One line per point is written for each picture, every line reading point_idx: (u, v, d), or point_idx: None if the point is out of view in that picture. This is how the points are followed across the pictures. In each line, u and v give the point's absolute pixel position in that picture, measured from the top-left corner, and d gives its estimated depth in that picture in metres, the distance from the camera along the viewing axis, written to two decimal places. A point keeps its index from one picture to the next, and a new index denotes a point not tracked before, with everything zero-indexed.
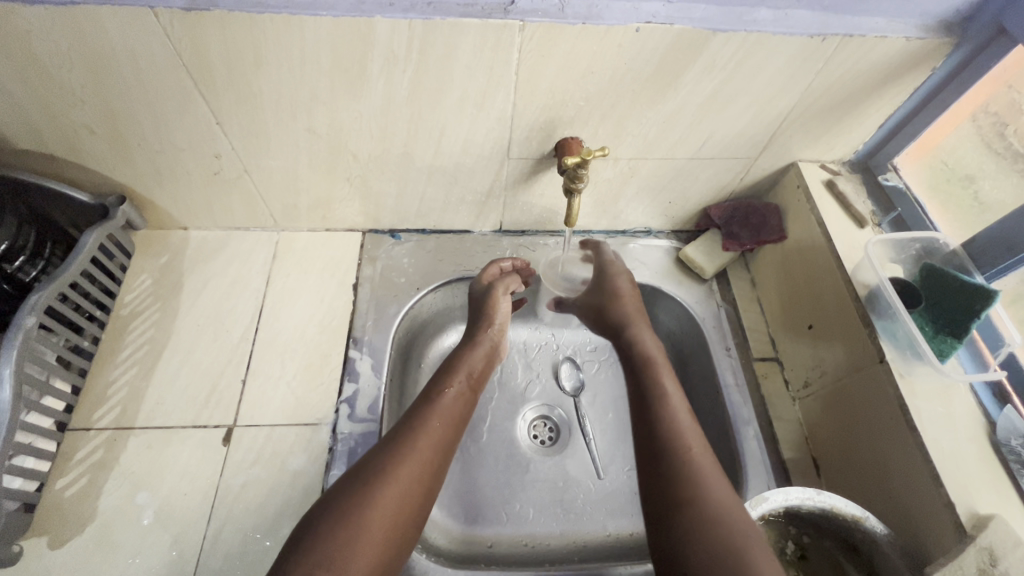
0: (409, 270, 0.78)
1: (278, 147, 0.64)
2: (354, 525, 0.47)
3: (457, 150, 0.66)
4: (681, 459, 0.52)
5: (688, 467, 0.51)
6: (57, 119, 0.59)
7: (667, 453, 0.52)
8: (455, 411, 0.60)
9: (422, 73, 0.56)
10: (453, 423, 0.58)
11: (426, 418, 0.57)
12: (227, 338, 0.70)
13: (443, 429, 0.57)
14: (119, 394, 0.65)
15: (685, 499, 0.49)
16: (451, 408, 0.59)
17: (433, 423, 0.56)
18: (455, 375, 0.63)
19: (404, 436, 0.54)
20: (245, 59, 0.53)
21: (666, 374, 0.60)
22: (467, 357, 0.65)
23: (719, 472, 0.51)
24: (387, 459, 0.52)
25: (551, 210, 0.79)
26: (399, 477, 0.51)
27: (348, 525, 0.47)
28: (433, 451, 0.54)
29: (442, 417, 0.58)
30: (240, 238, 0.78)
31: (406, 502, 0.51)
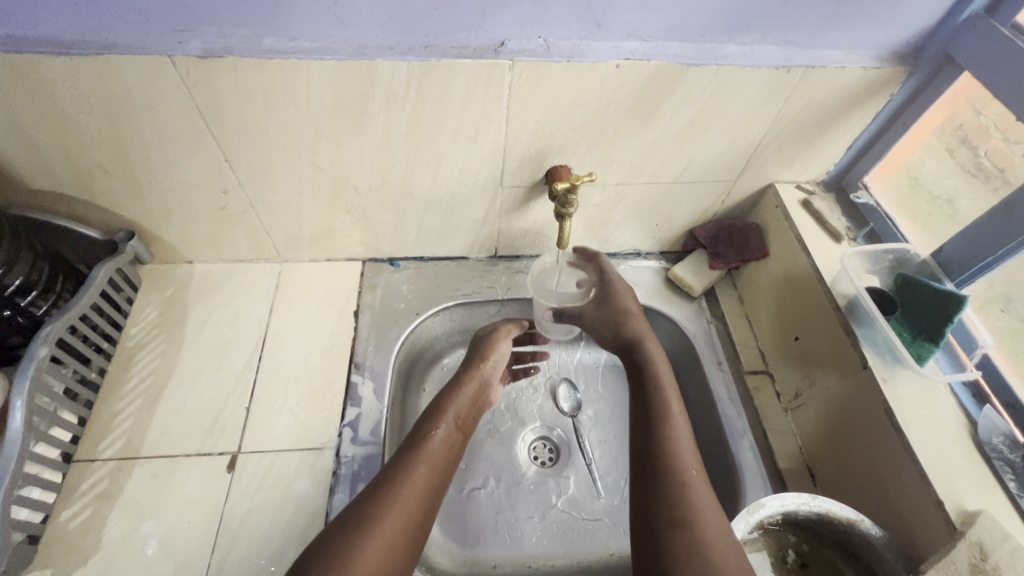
0: (409, 296, 0.80)
1: (284, 182, 0.68)
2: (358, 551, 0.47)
3: (452, 180, 0.70)
4: (679, 481, 0.53)
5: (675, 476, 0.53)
6: (73, 160, 0.62)
7: (668, 468, 0.54)
8: (442, 457, 0.59)
9: (419, 110, 0.60)
10: (443, 468, 0.58)
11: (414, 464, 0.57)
12: (231, 367, 0.72)
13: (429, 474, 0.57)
14: (124, 424, 0.66)
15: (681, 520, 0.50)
16: (435, 452, 0.59)
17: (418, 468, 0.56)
18: (443, 417, 0.63)
19: (394, 480, 0.54)
20: (255, 101, 0.57)
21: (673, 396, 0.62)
22: (456, 402, 0.66)
23: (709, 493, 0.53)
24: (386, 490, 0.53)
25: (544, 235, 0.82)
26: (399, 511, 0.52)
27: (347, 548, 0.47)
28: (417, 500, 0.54)
29: (427, 470, 0.57)
30: (244, 270, 0.81)
31: (398, 545, 0.50)
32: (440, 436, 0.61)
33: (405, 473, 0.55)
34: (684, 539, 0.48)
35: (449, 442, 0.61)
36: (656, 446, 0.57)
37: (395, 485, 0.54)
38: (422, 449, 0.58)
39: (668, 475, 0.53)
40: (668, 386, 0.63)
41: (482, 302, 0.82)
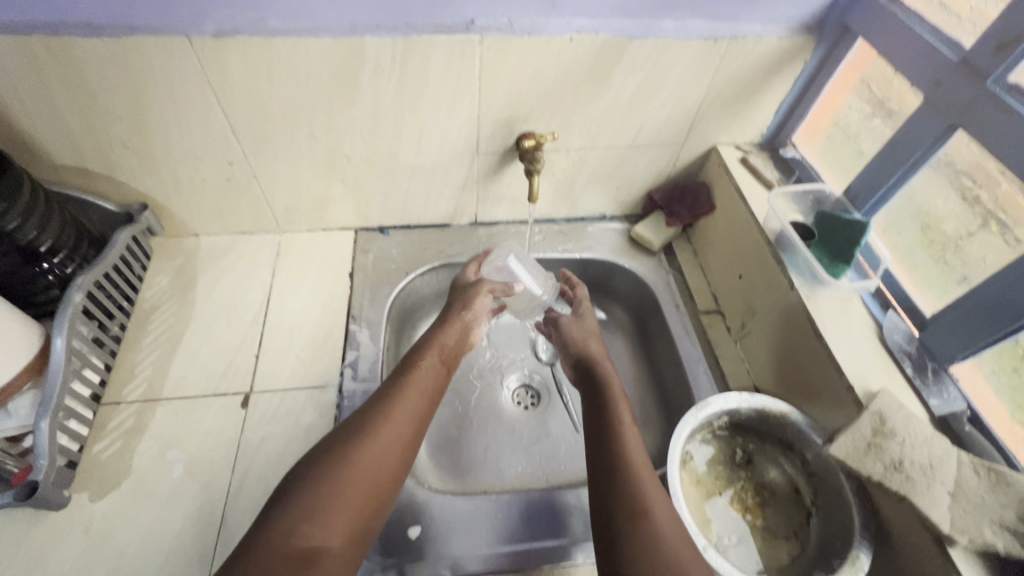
0: (398, 259, 0.89)
1: (284, 153, 0.76)
2: (327, 503, 0.52)
3: (434, 147, 0.79)
4: (628, 477, 0.56)
5: (633, 478, 0.56)
6: (97, 135, 0.70)
7: (620, 467, 0.57)
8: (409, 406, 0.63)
9: (403, 81, 0.69)
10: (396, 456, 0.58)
11: (384, 417, 0.60)
12: (240, 322, 0.79)
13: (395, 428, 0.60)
14: (146, 371, 0.73)
15: (641, 512, 0.52)
16: (403, 405, 0.62)
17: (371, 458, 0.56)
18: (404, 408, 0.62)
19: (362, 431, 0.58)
20: (260, 76, 0.66)
21: (625, 407, 0.66)
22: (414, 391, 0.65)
23: (658, 486, 0.56)
24: (351, 442, 0.57)
25: (518, 200, 0.92)
26: (364, 463, 0.56)
27: (317, 499, 0.51)
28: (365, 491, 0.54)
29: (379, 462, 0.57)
30: (247, 240, 0.89)
31: (368, 496, 0.55)
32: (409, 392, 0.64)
33: (373, 427, 0.59)
34: (642, 530, 0.51)
35: (419, 395, 0.65)
36: (613, 453, 0.59)
37: (361, 437, 0.57)
38: (390, 406, 0.62)
39: (626, 473, 0.56)
40: (619, 395, 0.68)
41: (464, 263, 0.92)
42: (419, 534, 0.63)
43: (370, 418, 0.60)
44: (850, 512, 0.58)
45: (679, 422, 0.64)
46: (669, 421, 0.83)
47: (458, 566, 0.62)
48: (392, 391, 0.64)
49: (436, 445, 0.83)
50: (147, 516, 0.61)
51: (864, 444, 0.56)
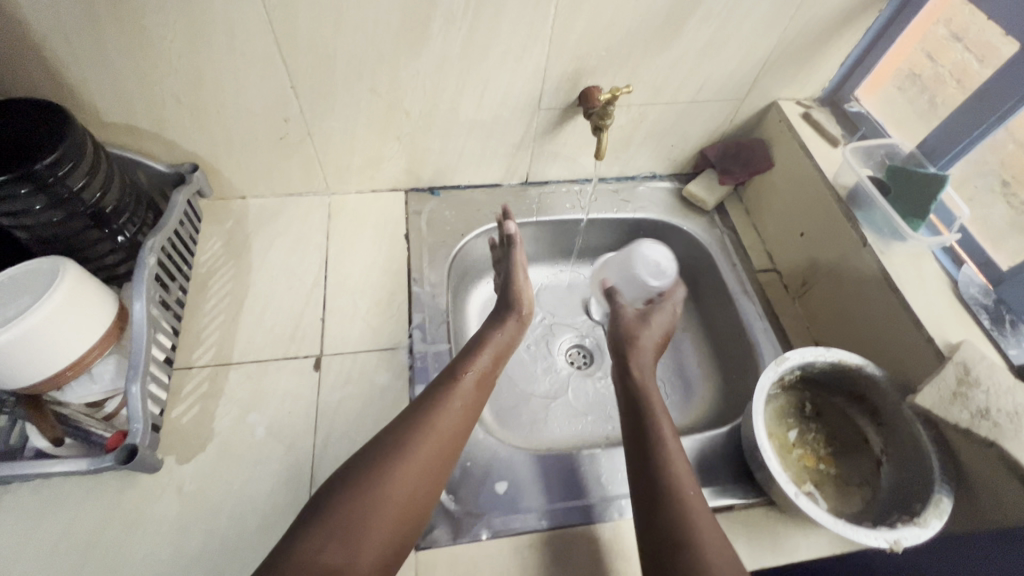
0: (453, 220, 0.88)
1: (343, 109, 0.73)
2: (363, 519, 0.52)
3: (496, 102, 0.77)
4: (673, 499, 0.55)
5: (675, 499, 0.55)
6: (150, 90, 0.66)
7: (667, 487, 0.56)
8: (449, 415, 0.61)
9: (474, 32, 0.66)
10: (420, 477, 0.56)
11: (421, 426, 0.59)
12: (301, 285, 0.78)
13: (431, 442, 0.58)
14: (213, 336, 0.72)
15: (682, 541, 0.52)
16: (445, 415, 0.60)
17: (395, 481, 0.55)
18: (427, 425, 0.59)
19: (398, 444, 0.57)
20: (327, 25, 0.63)
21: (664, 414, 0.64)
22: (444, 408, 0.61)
23: (706, 513, 0.54)
24: (389, 455, 0.56)
25: (573, 158, 0.90)
26: (401, 479, 0.55)
27: (338, 529, 0.51)
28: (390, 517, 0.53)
29: (401, 482, 0.55)
30: (295, 202, 0.86)
31: (402, 511, 0.54)
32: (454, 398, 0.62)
33: (411, 441, 0.57)
34: (683, 561, 0.50)
35: (464, 406, 0.62)
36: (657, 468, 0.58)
37: (396, 451, 0.56)
38: (412, 431, 0.58)
39: (671, 497, 0.55)
40: (657, 404, 0.65)
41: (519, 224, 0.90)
42: (506, 490, 0.64)
43: (408, 429, 0.58)
44: (928, 458, 0.59)
45: (760, 375, 0.64)
46: (727, 377, 0.84)
47: (547, 519, 0.62)
48: (436, 396, 0.62)
49: (497, 405, 0.84)
50: (237, 477, 0.62)
51: (950, 394, 0.57)
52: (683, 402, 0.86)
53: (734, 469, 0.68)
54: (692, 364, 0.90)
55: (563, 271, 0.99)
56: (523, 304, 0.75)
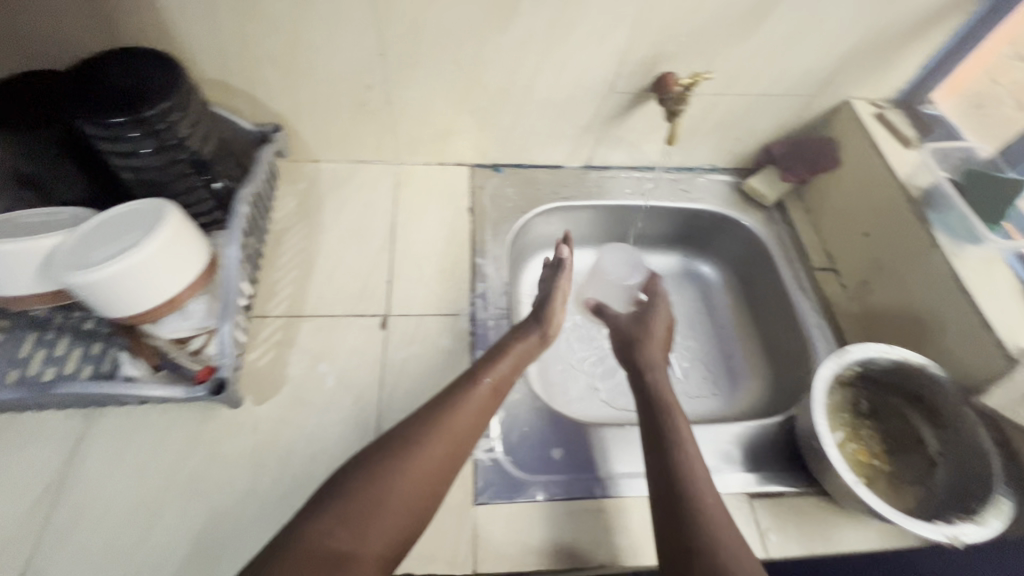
0: (515, 197, 0.90)
1: (425, 80, 0.76)
2: (369, 514, 0.49)
3: (572, 82, 0.78)
4: (694, 504, 0.54)
5: (696, 503, 0.54)
6: (249, 49, 0.70)
7: (687, 491, 0.55)
8: (466, 420, 0.57)
9: (562, 10, 0.68)
10: (438, 475, 0.53)
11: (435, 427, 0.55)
12: (369, 248, 0.81)
13: (443, 446, 0.54)
14: (287, 289, 0.75)
15: (704, 545, 0.51)
16: (460, 419, 0.57)
17: (412, 473, 0.52)
18: (448, 423, 0.56)
19: (407, 443, 0.53)
20: None
21: (680, 414, 0.64)
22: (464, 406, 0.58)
23: (727, 518, 0.54)
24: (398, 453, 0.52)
25: (637, 145, 0.91)
26: (410, 481, 0.51)
27: (354, 516, 0.48)
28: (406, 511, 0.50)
29: (419, 477, 0.52)
30: (365, 169, 0.89)
31: (417, 507, 0.51)
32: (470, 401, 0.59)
33: (423, 443, 0.54)
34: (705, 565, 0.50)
35: (481, 412, 0.59)
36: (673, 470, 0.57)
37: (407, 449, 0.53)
38: (434, 424, 0.55)
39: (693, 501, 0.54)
40: (673, 406, 0.65)
41: (577, 207, 0.92)
42: (562, 456, 0.66)
43: (427, 421, 0.55)
44: (989, 459, 0.59)
45: (819, 366, 0.65)
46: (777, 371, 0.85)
47: (602, 487, 0.64)
48: (452, 397, 0.58)
49: (544, 380, 0.85)
50: (308, 421, 0.65)
51: None
52: (729, 393, 0.87)
53: (786, 457, 0.69)
54: (738, 357, 0.91)
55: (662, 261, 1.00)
56: (551, 325, 0.71)
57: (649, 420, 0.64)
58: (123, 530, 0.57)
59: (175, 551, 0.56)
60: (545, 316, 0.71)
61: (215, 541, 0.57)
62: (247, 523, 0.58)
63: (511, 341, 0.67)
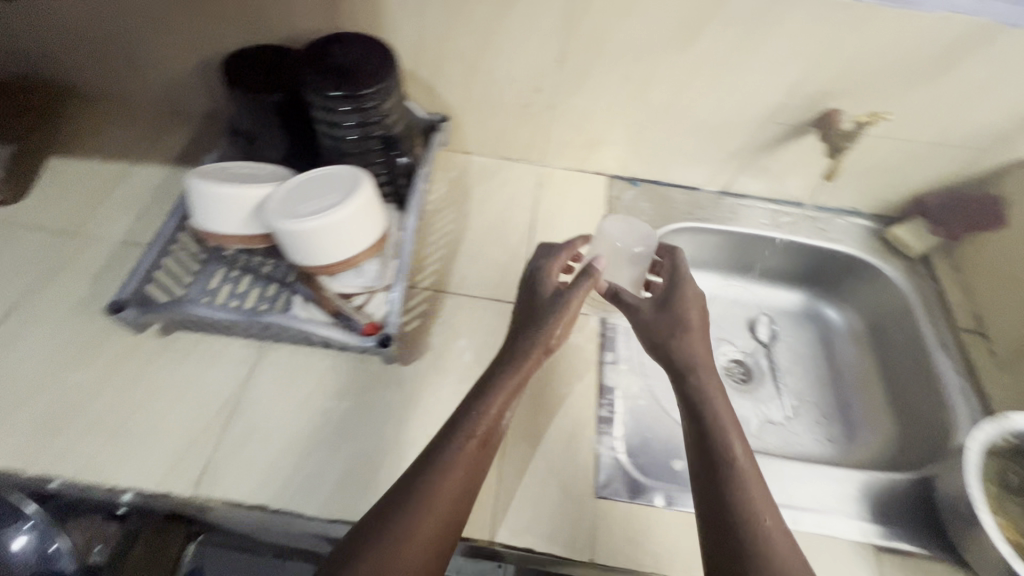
0: (650, 212, 0.92)
1: (591, 89, 0.80)
2: (386, 573, 0.45)
3: (733, 108, 0.80)
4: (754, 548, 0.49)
5: (759, 549, 0.49)
6: (443, 44, 0.77)
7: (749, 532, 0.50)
8: (458, 475, 0.52)
9: (745, 36, 0.70)
10: (448, 520, 0.50)
11: (424, 498, 0.50)
12: (510, 239, 0.86)
13: (440, 507, 0.50)
14: (434, 265, 0.81)
15: None
16: (451, 479, 0.52)
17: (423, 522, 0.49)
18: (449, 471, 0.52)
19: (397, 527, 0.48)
20: (617, 10, 0.69)
21: (738, 437, 0.57)
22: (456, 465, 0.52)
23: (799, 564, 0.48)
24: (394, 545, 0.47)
25: (780, 177, 0.90)
26: (424, 527, 0.48)
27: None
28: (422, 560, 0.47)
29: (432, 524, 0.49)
30: (510, 166, 0.95)
31: (433, 556, 0.48)
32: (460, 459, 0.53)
33: (422, 518, 0.49)
34: None
35: (475, 456, 0.54)
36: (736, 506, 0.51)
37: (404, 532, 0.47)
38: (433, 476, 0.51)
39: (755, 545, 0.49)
40: (732, 429, 0.57)
41: (709, 230, 0.93)
42: (682, 469, 0.67)
43: (424, 469, 0.52)
44: None
45: (976, 427, 0.65)
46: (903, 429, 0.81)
47: None
48: (435, 460, 0.52)
49: None
50: (446, 388, 0.70)
51: None
52: (843, 441, 0.86)
53: (918, 518, 0.65)
54: (857, 409, 0.88)
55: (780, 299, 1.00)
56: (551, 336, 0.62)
57: (699, 440, 0.57)
58: (283, 455, 0.63)
59: (325, 482, 0.62)
60: (518, 338, 0.61)
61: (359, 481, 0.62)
62: (388, 471, 0.63)
63: (494, 369, 0.59)
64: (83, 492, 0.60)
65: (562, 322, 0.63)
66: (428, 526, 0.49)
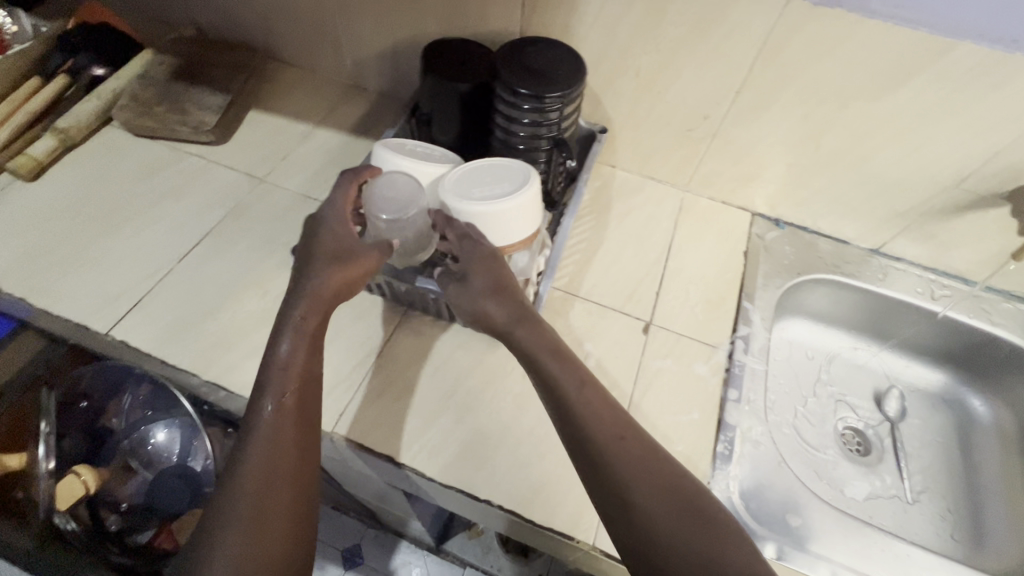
0: (792, 257, 0.89)
1: (763, 124, 0.79)
2: (259, 499, 0.52)
3: (915, 166, 0.76)
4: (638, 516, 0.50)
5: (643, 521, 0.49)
6: (626, 60, 0.79)
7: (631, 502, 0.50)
8: (290, 424, 0.56)
9: (952, 95, 0.67)
10: (297, 438, 0.56)
11: (267, 451, 0.54)
12: (644, 257, 0.86)
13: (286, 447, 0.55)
14: (569, 268, 0.84)
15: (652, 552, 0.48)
16: (284, 433, 0.55)
17: (280, 447, 0.55)
18: (272, 393, 0.56)
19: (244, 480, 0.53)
20: (816, 50, 0.68)
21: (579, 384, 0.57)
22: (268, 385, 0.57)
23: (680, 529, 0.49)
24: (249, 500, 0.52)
25: (947, 247, 0.84)
26: (277, 455, 0.54)
27: (250, 504, 0.52)
28: (288, 477, 0.54)
29: (286, 449, 0.55)
30: (653, 186, 0.96)
31: (295, 474, 0.55)
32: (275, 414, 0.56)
33: (272, 468, 0.54)
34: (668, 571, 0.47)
35: (298, 402, 0.57)
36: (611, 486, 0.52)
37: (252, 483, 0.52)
38: (255, 410, 0.55)
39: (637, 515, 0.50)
40: (576, 382, 0.57)
41: (854, 287, 0.88)
42: (799, 526, 0.65)
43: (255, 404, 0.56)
44: None
45: None
46: None
47: None
48: (258, 425, 0.55)
49: None
50: None
51: None
52: (969, 543, 0.78)
53: None
54: (993, 513, 0.80)
55: (918, 375, 0.92)
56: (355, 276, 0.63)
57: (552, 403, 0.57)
58: (414, 414, 0.68)
59: (448, 448, 0.66)
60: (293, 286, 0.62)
61: (476, 455, 0.65)
62: (505, 453, 0.66)
63: (285, 315, 0.60)
64: (245, 407, 0.68)
65: (343, 270, 0.62)
66: (283, 472, 0.54)
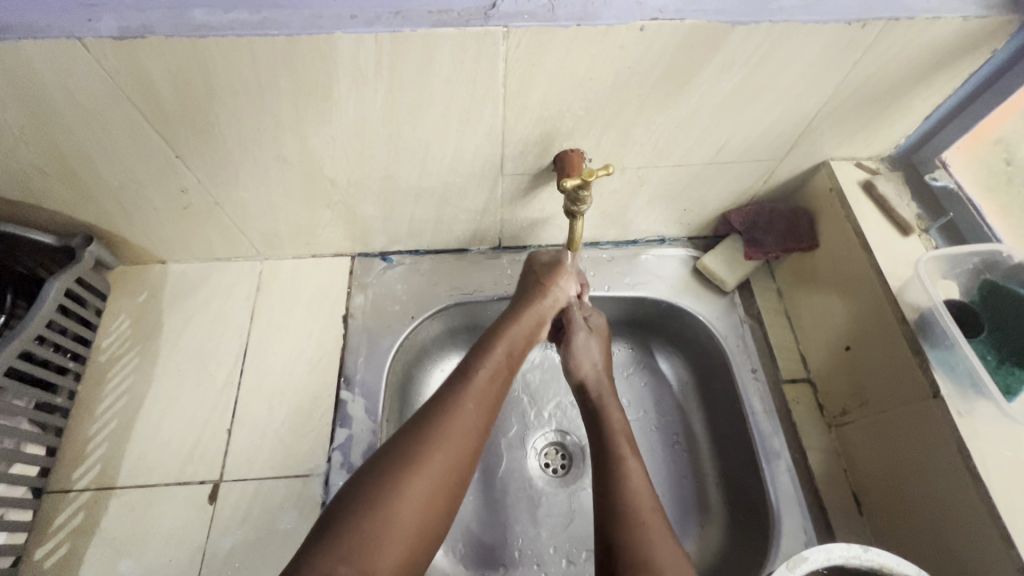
0: (403, 297, 0.72)
1: (248, 176, 0.58)
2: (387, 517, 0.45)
3: (445, 169, 0.59)
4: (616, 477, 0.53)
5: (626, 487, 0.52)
6: (5, 164, 0.54)
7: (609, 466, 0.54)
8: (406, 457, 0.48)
9: (396, 93, 0.49)
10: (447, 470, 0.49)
11: (454, 414, 0.52)
12: (212, 383, 0.66)
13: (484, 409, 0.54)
14: (99, 450, 0.61)
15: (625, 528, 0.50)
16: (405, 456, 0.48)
17: (410, 484, 0.47)
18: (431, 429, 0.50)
19: (436, 434, 0.50)
20: (194, 89, 0.47)
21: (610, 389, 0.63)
22: (414, 439, 0.49)
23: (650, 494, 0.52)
24: (413, 448, 0.49)
25: (554, 224, 0.71)
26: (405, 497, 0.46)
27: (380, 523, 0.45)
28: (426, 496, 0.47)
29: (422, 487, 0.47)
30: (221, 269, 0.73)
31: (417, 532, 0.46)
32: (474, 388, 0.55)
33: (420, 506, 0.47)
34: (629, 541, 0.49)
35: (422, 449, 0.49)
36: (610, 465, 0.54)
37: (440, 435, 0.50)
38: (385, 484, 0.46)
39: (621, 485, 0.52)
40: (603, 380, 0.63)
41: (483, 302, 0.73)
42: None
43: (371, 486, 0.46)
44: None
45: None
46: (729, 517, 0.66)
47: None
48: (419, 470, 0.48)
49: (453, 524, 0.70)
50: None
51: None
52: None
53: None
54: None
55: None
56: None
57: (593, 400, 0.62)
58: None
59: None
60: None
61: None
62: None
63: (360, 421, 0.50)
64: None
65: None
66: (421, 519, 0.47)
